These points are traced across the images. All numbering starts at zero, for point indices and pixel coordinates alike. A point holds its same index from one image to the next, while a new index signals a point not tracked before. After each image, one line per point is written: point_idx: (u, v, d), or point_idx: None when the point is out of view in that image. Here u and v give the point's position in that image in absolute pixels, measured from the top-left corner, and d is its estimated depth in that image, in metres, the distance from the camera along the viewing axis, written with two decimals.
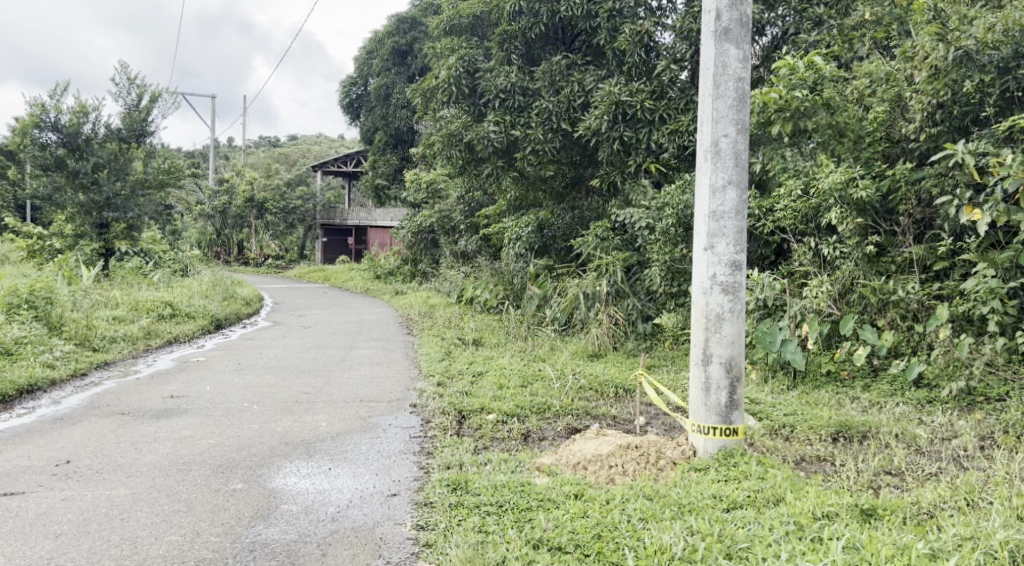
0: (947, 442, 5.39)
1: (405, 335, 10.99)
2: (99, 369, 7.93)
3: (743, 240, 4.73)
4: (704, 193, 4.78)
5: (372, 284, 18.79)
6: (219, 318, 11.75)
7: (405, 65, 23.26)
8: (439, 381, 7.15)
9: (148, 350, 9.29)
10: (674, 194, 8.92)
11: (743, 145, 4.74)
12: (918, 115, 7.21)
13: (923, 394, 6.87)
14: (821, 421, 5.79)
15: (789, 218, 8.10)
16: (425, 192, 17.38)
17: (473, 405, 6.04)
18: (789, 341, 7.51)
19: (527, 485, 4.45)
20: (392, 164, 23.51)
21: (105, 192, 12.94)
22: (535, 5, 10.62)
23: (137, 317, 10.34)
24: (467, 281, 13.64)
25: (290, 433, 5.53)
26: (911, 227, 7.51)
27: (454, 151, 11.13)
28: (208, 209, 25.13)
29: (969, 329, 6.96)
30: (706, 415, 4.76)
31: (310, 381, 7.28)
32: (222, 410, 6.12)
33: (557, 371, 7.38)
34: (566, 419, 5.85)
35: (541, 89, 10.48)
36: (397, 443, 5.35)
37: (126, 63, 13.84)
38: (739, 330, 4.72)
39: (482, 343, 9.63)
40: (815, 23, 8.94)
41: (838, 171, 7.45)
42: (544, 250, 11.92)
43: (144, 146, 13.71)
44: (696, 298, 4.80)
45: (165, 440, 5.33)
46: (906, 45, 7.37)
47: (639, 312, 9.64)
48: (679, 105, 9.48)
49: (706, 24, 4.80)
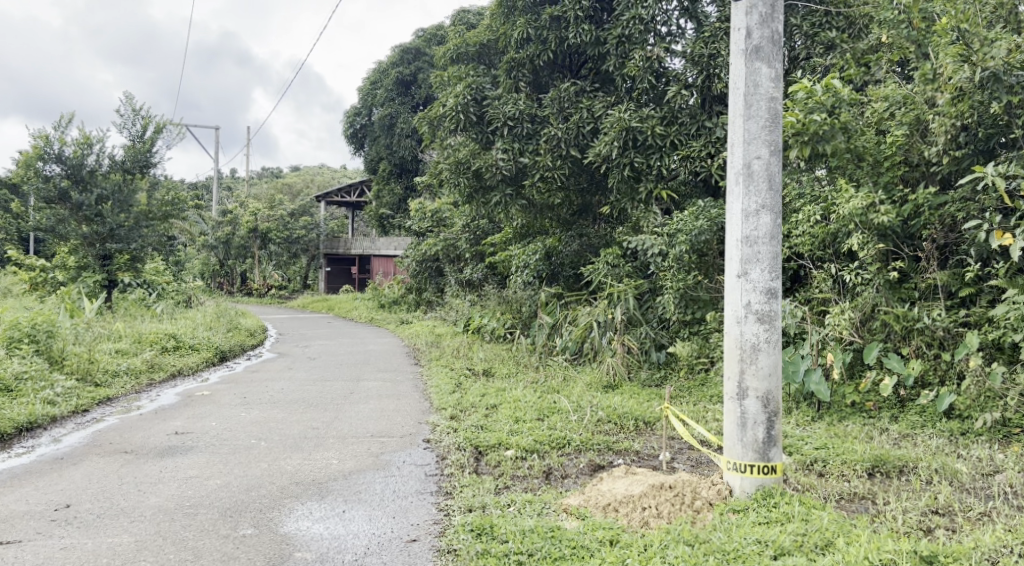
0: (989, 477, 5.16)
1: (413, 366, 10.75)
2: (101, 405, 7.68)
3: (779, 266, 4.52)
4: (736, 218, 4.59)
5: (376, 314, 18.58)
6: (224, 350, 11.53)
7: (409, 95, 23.24)
8: (451, 414, 6.91)
9: (151, 384, 9.06)
10: (687, 220, 8.68)
11: (777, 167, 4.55)
12: (942, 136, 6.96)
13: (956, 425, 6.63)
14: (854, 454, 5.53)
15: (806, 244, 7.85)
16: (430, 221, 17.25)
17: (489, 440, 5.80)
18: (813, 371, 7.25)
19: (558, 530, 4.20)
20: (396, 194, 23.41)
21: (109, 223, 12.78)
22: (542, 32, 10.55)
23: (140, 350, 10.13)
24: (474, 310, 13.42)
25: (300, 471, 5.29)
26: (934, 253, 7.28)
27: (461, 179, 10.99)
28: (211, 239, 25.05)
29: (1000, 357, 6.74)
30: (742, 452, 4.53)
31: (318, 416, 7.04)
32: (229, 447, 5.88)
33: (572, 403, 7.12)
34: (588, 455, 5.61)
35: (549, 116, 10.32)
36: (414, 482, 5.11)
37: (131, 94, 13.75)
38: (776, 362, 4.51)
39: (492, 374, 9.40)
40: (827, 47, 8.88)
41: (859, 197, 7.17)
42: (553, 277, 11.70)
43: (148, 177, 13.57)
44: (730, 327, 4.59)
45: (170, 480, 5.09)
46: (926, 67, 7.09)
47: (652, 341, 9.37)
48: (690, 131, 9.32)
49: (736, 42, 4.63)
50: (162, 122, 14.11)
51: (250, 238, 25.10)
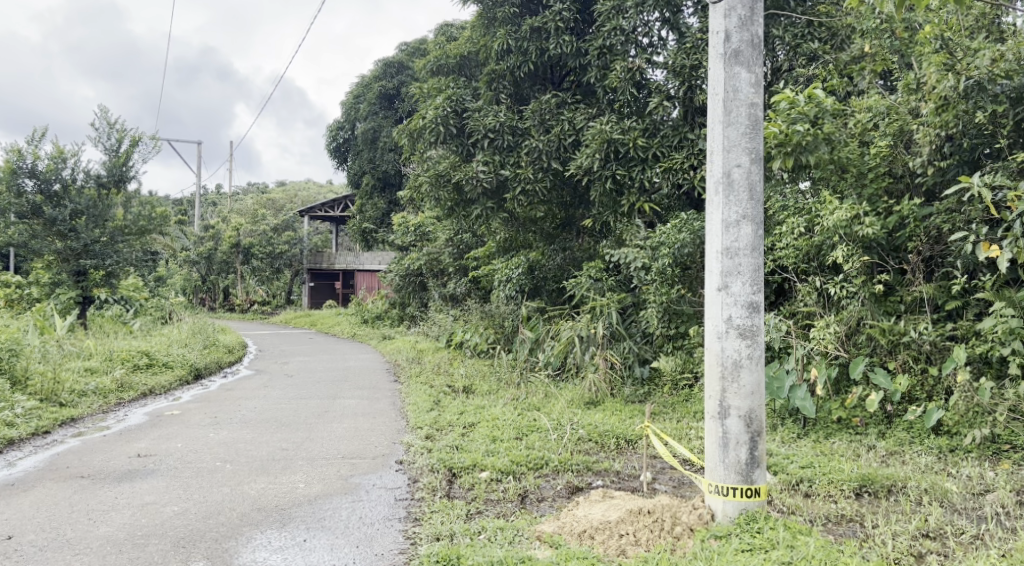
0: (981, 497, 4.99)
1: (392, 383, 10.54)
2: (64, 426, 7.41)
3: (761, 279, 4.33)
4: (715, 229, 4.41)
5: (359, 329, 18.29)
6: (199, 368, 11.24)
7: (392, 109, 23.06)
8: (427, 433, 6.68)
9: (120, 404, 8.76)
10: (669, 233, 8.52)
11: (758, 176, 4.38)
12: (926, 147, 6.85)
13: (944, 442, 6.47)
14: (841, 474, 5.36)
15: (790, 257, 7.67)
16: (413, 235, 16.99)
17: (464, 461, 5.57)
18: (798, 387, 7.18)
19: (529, 561, 4.01)
20: (379, 208, 23.18)
21: (83, 239, 12.46)
22: (523, 43, 10.38)
23: (112, 368, 9.84)
24: (457, 324, 13.17)
25: (264, 496, 5.06)
26: (920, 265, 7.13)
27: (442, 193, 10.74)
28: (193, 254, 24.77)
29: (988, 372, 6.60)
30: (724, 474, 4.31)
31: (289, 436, 6.80)
32: (192, 470, 5.63)
33: (552, 421, 6.90)
34: (566, 476, 5.40)
35: (530, 128, 10.15)
36: (382, 508, 4.87)
37: (106, 107, 13.48)
38: (759, 379, 4.31)
39: (472, 391, 9.18)
40: (810, 58, 8.75)
41: (843, 208, 7.05)
42: (535, 292, 11.51)
43: (124, 191, 13.28)
44: (711, 343, 4.39)
45: (125, 508, 4.84)
46: (910, 77, 7.06)
47: (636, 356, 9.21)
48: (672, 143, 9.18)
49: (714, 46, 4.47)
50: (138, 135, 13.85)
51: (232, 253, 24.77)
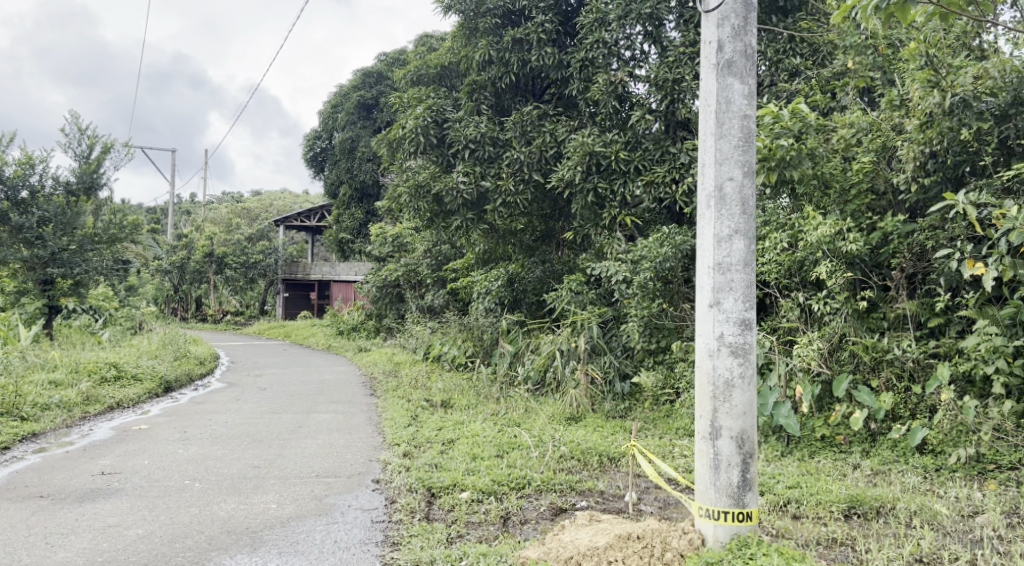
0: (970, 520, 4.92)
1: (369, 396, 10.33)
2: (25, 441, 7.13)
3: (753, 296, 4.22)
4: (707, 244, 4.29)
5: (334, 341, 18.01)
6: (169, 380, 10.94)
7: (370, 119, 22.88)
8: (405, 451, 6.49)
9: (85, 418, 8.48)
10: (651, 246, 8.46)
11: (751, 190, 4.27)
12: (910, 164, 6.78)
13: (928, 460, 6.38)
14: (829, 495, 5.27)
15: (772, 272, 7.58)
16: (391, 246, 16.80)
17: (443, 481, 5.39)
18: (781, 404, 7.06)
19: None
20: (357, 218, 22.96)
21: (50, 247, 12.12)
22: (504, 54, 10.27)
23: (77, 381, 9.53)
24: (434, 336, 12.98)
25: (233, 518, 4.85)
26: (903, 282, 7.08)
27: (421, 204, 10.57)
28: (165, 264, 24.33)
29: (971, 391, 6.54)
30: (715, 497, 4.18)
31: (261, 453, 6.58)
32: (158, 490, 5.40)
33: (533, 437, 6.74)
34: (549, 496, 5.25)
35: (511, 139, 10.04)
36: (358, 532, 4.68)
37: (77, 113, 13.20)
38: (751, 400, 4.19)
39: (451, 405, 8.99)
40: (792, 74, 8.75)
41: (827, 224, 7.00)
42: (514, 304, 11.34)
43: (94, 199, 12.96)
44: (702, 361, 4.26)
45: (85, 531, 4.62)
46: (893, 93, 7.07)
47: (616, 370, 9.04)
48: (654, 156, 9.09)
49: (707, 57, 4.37)
50: (110, 142, 13.56)
51: (205, 263, 24.33)
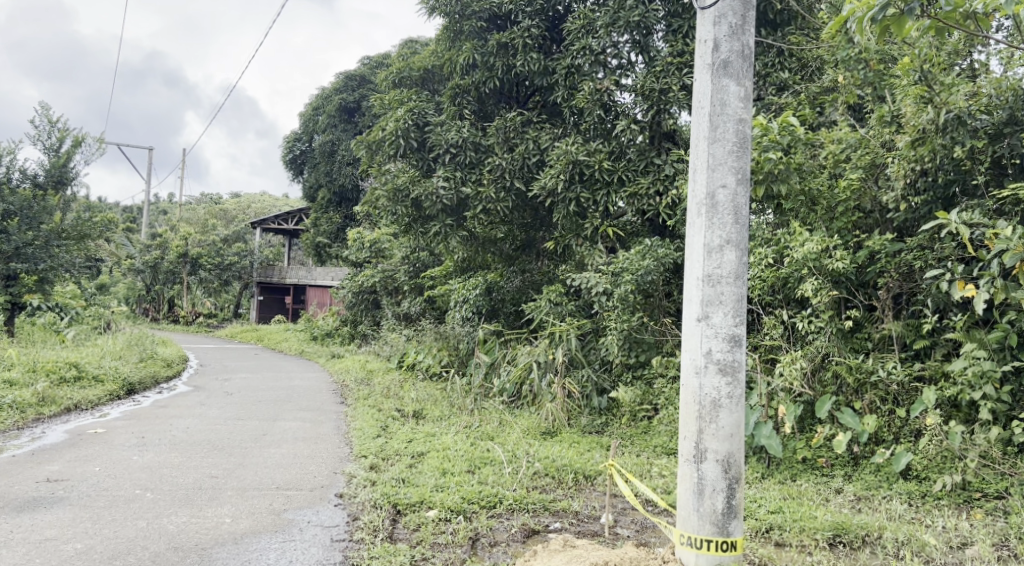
0: (958, 552, 4.77)
1: (339, 405, 10.00)
2: None
3: (743, 310, 4.01)
4: (696, 254, 4.07)
5: (307, 346, 17.57)
6: (133, 383, 10.55)
7: (352, 123, 22.60)
8: (371, 463, 6.20)
9: (39, 421, 8.10)
10: (633, 259, 8.25)
11: (744, 199, 4.06)
12: (900, 181, 6.62)
13: (913, 487, 6.16)
14: (813, 521, 5.09)
15: (756, 288, 7.36)
16: (368, 251, 16.50)
17: (411, 497, 5.12)
18: (762, 424, 6.82)
19: None
20: (334, 222, 22.60)
21: (14, 242, 11.60)
22: (489, 59, 10.03)
23: (34, 381, 9.13)
24: (409, 345, 12.71)
25: (183, 533, 4.55)
26: (889, 302, 6.92)
27: (400, 208, 10.30)
28: (138, 263, 23.77)
29: (957, 416, 6.33)
30: (698, 525, 3.98)
31: (221, 462, 6.27)
32: (106, 500, 5.08)
33: (507, 453, 6.47)
34: (521, 517, 4.99)
35: (493, 145, 9.81)
36: (315, 551, 4.41)
37: (48, 105, 12.83)
38: (739, 421, 3.98)
39: (423, 417, 8.70)
40: (779, 88, 8.59)
41: (813, 240, 6.82)
42: (493, 314, 11.09)
43: (62, 194, 12.57)
44: (688, 379, 4.04)
45: (19, 545, 4.30)
46: (884, 109, 6.89)
47: (594, 385, 8.75)
48: (638, 167, 8.84)
49: (702, 55, 4.16)
50: (81, 135, 13.19)
51: (179, 264, 23.86)
